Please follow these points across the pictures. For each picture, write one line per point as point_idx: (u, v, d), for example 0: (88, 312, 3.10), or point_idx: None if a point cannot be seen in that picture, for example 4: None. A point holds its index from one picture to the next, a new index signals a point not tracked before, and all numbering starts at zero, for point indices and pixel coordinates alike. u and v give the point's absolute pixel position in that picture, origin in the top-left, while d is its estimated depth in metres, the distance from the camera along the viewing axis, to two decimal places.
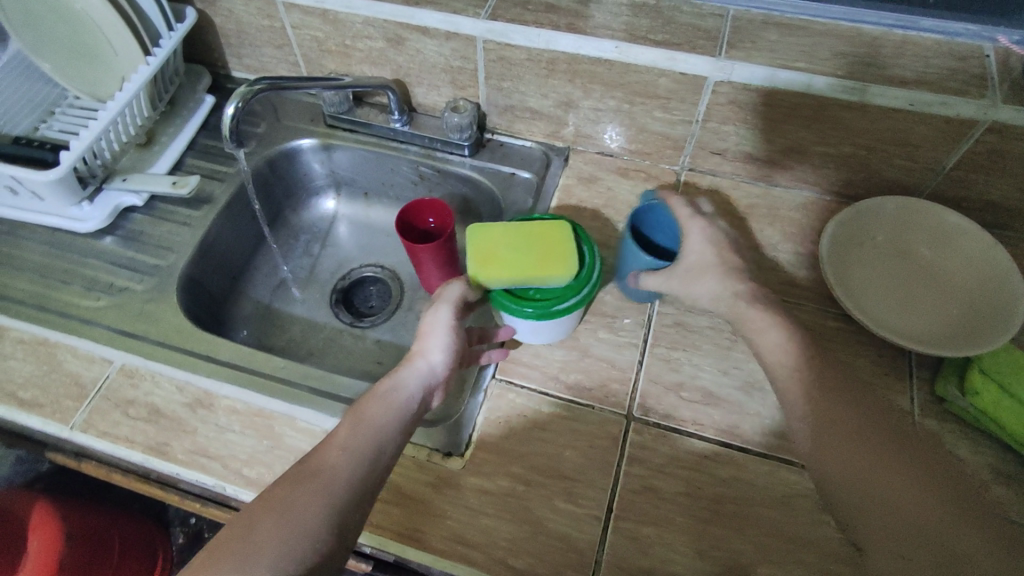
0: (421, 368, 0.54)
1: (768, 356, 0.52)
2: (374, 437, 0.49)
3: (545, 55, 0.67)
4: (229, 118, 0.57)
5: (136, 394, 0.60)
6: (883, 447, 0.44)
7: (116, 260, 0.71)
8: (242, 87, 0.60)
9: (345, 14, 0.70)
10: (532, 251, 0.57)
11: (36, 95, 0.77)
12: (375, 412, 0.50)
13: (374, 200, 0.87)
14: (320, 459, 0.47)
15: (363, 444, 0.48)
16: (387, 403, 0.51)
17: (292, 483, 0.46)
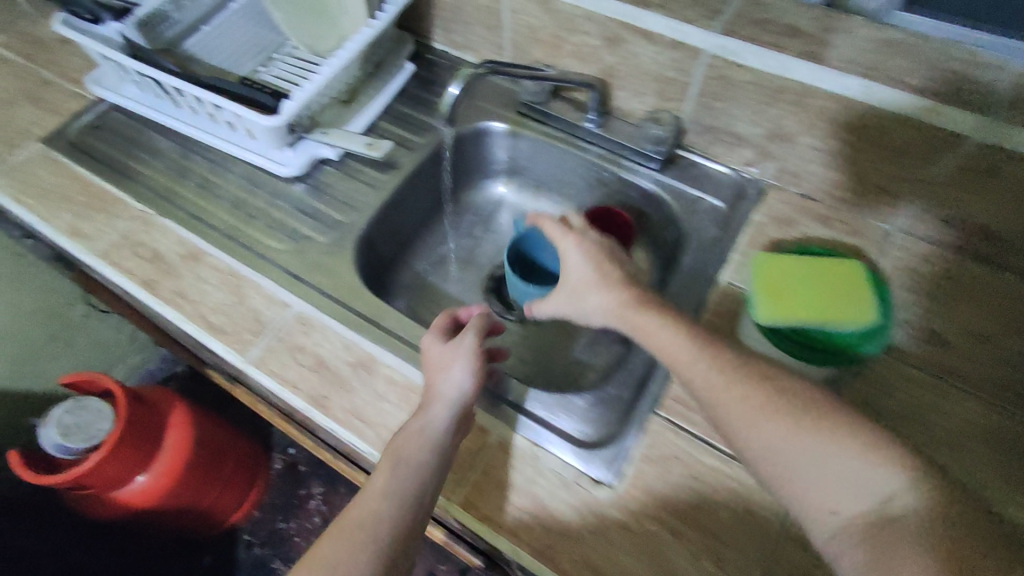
0: (447, 398, 0.54)
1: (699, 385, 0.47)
2: (406, 473, 0.51)
3: (776, 82, 0.62)
4: (449, 98, 0.58)
5: (307, 342, 0.63)
6: (768, 414, 0.43)
7: (304, 208, 0.74)
8: (469, 69, 0.60)
9: (569, 6, 0.69)
10: (818, 288, 0.53)
11: (263, 41, 0.84)
12: (424, 425, 0.53)
13: (543, 194, 0.85)
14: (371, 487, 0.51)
15: (404, 482, 0.51)
16: (432, 417, 0.54)
17: (373, 491, 0.51)
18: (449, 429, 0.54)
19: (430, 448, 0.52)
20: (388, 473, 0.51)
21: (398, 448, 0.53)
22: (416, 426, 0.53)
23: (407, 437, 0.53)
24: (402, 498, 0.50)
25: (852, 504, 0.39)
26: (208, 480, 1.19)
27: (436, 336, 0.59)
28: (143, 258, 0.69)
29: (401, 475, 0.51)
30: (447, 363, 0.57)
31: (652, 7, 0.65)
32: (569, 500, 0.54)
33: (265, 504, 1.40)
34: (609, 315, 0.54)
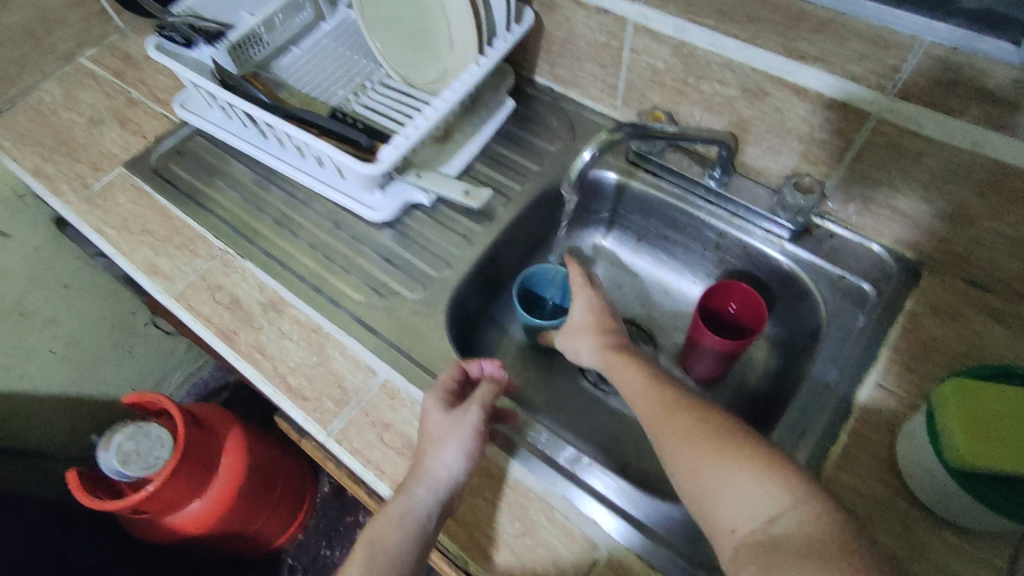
0: (435, 480, 0.49)
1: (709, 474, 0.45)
2: (398, 538, 0.48)
3: (958, 157, 0.53)
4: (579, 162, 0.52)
5: (394, 418, 0.57)
6: (699, 446, 0.45)
7: (391, 257, 0.68)
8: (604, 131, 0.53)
9: (707, 52, 0.61)
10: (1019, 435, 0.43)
11: (355, 67, 0.78)
12: (413, 500, 0.49)
13: (645, 249, 0.77)
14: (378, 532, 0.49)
15: (392, 538, 0.48)
16: (419, 490, 0.49)
17: (359, 554, 0.49)
18: (432, 507, 0.49)
19: (415, 517, 0.48)
20: (371, 533, 0.50)
21: (393, 520, 0.49)
22: (404, 494, 0.49)
23: (394, 509, 0.49)
24: (378, 568, 0.48)
25: (746, 522, 0.42)
26: (258, 507, 1.13)
27: (434, 404, 0.52)
28: (222, 303, 0.65)
29: (386, 542, 0.49)
30: (444, 438, 0.50)
31: (809, 60, 0.56)
32: None
33: (310, 527, 1.37)
34: (593, 360, 0.57)
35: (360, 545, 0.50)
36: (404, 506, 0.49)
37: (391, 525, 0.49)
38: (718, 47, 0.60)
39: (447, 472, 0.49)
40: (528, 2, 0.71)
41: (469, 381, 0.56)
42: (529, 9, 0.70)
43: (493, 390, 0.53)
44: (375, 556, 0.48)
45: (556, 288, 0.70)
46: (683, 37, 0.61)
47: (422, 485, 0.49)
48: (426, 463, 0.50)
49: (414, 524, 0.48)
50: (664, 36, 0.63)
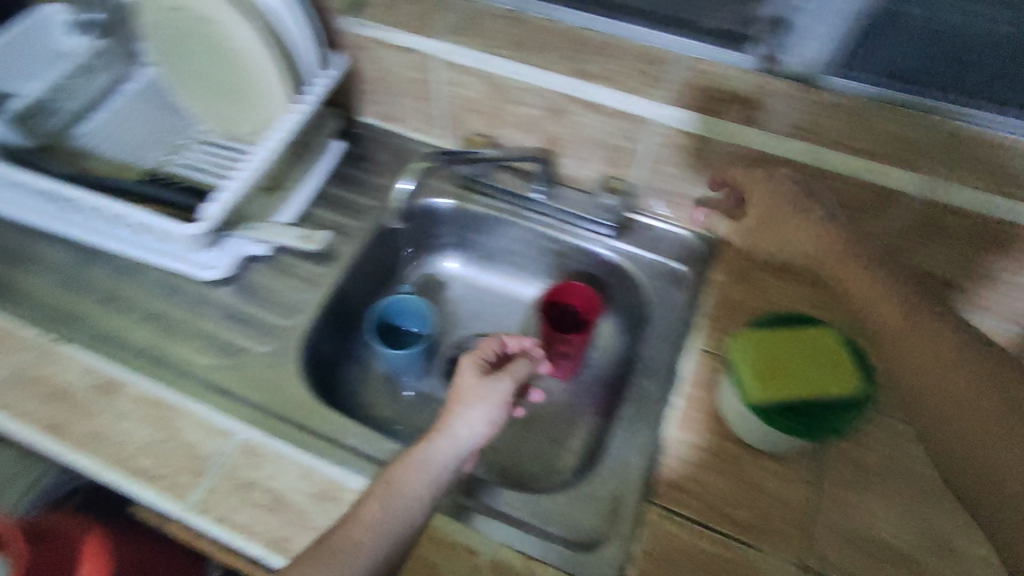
0: (458, 437, 0.51)
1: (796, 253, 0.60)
2: (422, 483, 0.48)
3: (722, 147, 0.62)
4: None
5: (258, 477, 0.55)
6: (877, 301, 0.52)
7: (235, 315, 0.66)
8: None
9: (507, 79, 0.67)
10: (816, 365, 0.54)
11: (165, 126, 0.75)
12: (435, 448, 0.50)
13: (492, 265, 0.82)
14: (392, 475, 0.48)
15: (415, 483, 0.48)
16: (443, 443, 0.50)
17: (377, 493, 0.47)
18: (445, 461, 0.50)
19: (431, 469, 0.49)
20: (391, 478, 0.48)
21: (407, 466, 0.48)
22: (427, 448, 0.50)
23: (414, 459, 0.49)
24: (393, 505, 0.46)
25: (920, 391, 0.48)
26: None
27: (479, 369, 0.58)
28: (43, 396, 0.59)
29: (400, 490, 0.47)
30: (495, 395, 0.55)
31: (594, 79, 0.64)
32: None
33: None
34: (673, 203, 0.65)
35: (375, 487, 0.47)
36: (427, 456, 0.49)
37: (410, 473, 0.48)
38: (516, 74, 0.66)
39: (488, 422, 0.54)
40: (336, 46, 0.73)
41: (506, 355, 0.62)
42: (337, 54, 0.72)
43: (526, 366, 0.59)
44: (388, 497, 0.47)
45: (402, 311, 0.71)
46: (485, 68, 0.67)
47: (444, 447, 0.50)
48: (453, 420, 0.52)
49: (428, 478, 0.48)
50: (468, 68, 0.68)
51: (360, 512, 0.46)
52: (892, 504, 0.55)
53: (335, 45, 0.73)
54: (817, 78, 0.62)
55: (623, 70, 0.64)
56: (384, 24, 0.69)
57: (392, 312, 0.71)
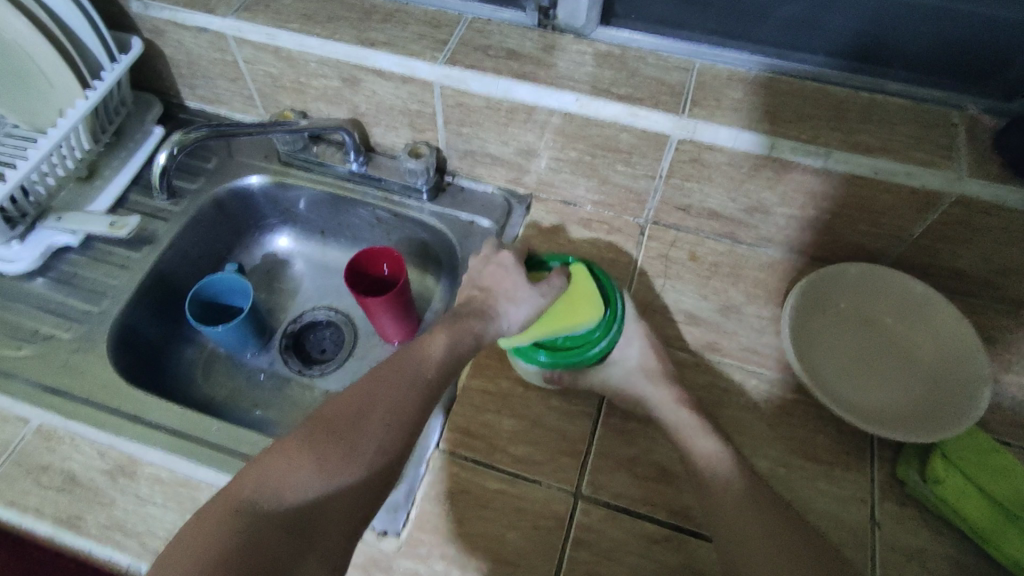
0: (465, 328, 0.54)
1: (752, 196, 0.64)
2: (402, 388, 0.50)
3: (504, 105, 0.64)
4: (159, 166, 0.60)
5: (52, 459, 0.57)
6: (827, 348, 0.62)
7: (44, 306, 0.67)
8: (178, 134, 0.62)
9: (298, 52, 0.67)
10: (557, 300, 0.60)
11: None
12: (393, 391, 0.50)
13: (330, 240, 0.83)
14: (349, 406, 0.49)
15: (391, 399, 0.49)
16: (403, 381, 0.50)
17: (308, 446, 0.46)
18: (414, 403, 0.50)
19: (398, 408, 0.49)
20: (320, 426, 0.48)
21: (358, 407, 0.48)
22: (375, 387, 0.50)
23: (371, 402, 0.49)
24: (381, 419, 0.48)
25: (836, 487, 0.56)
26: None
27: (467, 307, 0.57)
28: None
29: (362, 439, 0.47)
30: (484, 316, 0.56)
31: (378, 46, 0.65)
32: (356, 562, 0.53)
33: None
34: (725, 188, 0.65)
35: (301, 434, 0.47)
36: (380, 394, 0.49)
37: (339, 425, 0.47)
38: (305, 47, 0.66)
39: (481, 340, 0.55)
40: (135, 31, 0.73)
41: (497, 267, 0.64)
42: (134, 37, 0.72)
43: (503, 274, 0.59)
44: (351, 449, 0.46)
45: (227, 285, 0.72)
46: (274, 42, 0.67)
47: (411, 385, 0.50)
48: (422, 355, 0.52)
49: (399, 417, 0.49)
50: (260, 44, 0.68)
51: (299, 459, 0.45)
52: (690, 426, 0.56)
53: (134, 30, 0.73)
54: (589, 31, 0.65)
55: (408, 35, 0.66)
56: (174, 5, 0.69)
57: (214, 290, 0.72)
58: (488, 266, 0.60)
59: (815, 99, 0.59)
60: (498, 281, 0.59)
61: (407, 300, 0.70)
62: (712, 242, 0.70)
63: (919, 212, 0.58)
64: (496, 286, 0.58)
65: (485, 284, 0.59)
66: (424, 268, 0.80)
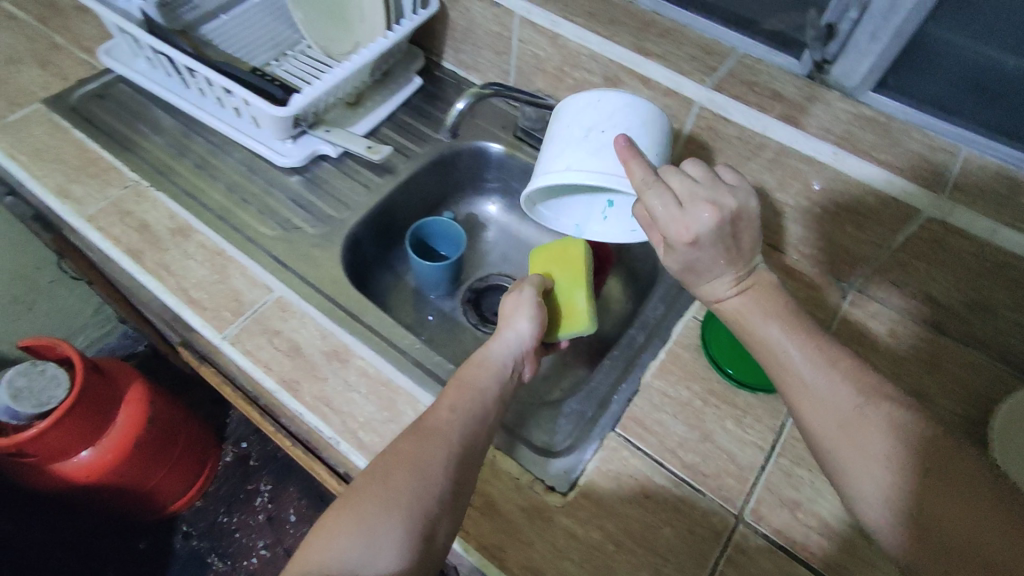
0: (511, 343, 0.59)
1: (1012, 300, 0.62)
2: (437, 444, 0.47)
3: (756, 139, 0.67)
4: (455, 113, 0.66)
5: (285, 327, 0.65)
6: None
7: (297, 200, 0.76)
8: (475, 88, 0.68)
9: (574, 44, 0.74)
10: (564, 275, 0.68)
11: (278, 37, 0.86)
12: (418, 445, 0.46)
13: (531, 217, 0.89)
14: (399, 447, 0.46)
15: (433, 446, 0.46)
16: (436, 441, 0.47)
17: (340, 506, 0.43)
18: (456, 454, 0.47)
19: (429, 468, 0.45)
20: (352, 492, 0.43)
21: (382, 469, 0.44)
22: (413, 451, 0.46)
23: (396, 463, 0.45)
24: (418, 468, 0.45)
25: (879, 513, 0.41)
26: (156, 461, 1.11)
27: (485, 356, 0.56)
28: (131, 227, 0.70)
29: (395, 494, 0.43)
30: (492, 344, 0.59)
31: (652, 56, 0.70)
32: (522, 505, 0.56)
33: (209, 493, 1.32)
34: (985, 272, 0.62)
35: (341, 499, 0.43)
36: (413, 451, 0.46)
37: (381, 469, 0.44)
38: (584, 40, 0.73)
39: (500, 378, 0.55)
40: None
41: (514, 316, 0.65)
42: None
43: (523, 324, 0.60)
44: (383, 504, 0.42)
45: (441, 229, 0.79)
46: (557, 30, 0.74)
47: (439, 444, 0.47)
48: (441, 415, 0.49)
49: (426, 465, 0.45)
50: (542, 28, 0.75)
51: (347, 510, 0.42)
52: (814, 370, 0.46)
53: None
54: (857, 93, 0.66)
55: (680, 54, 0.71)
56: None
57: (429, 230, 0.80)
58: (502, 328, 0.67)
59: None
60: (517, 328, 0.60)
61: None
62: (915, 326, 0.70)
63: None
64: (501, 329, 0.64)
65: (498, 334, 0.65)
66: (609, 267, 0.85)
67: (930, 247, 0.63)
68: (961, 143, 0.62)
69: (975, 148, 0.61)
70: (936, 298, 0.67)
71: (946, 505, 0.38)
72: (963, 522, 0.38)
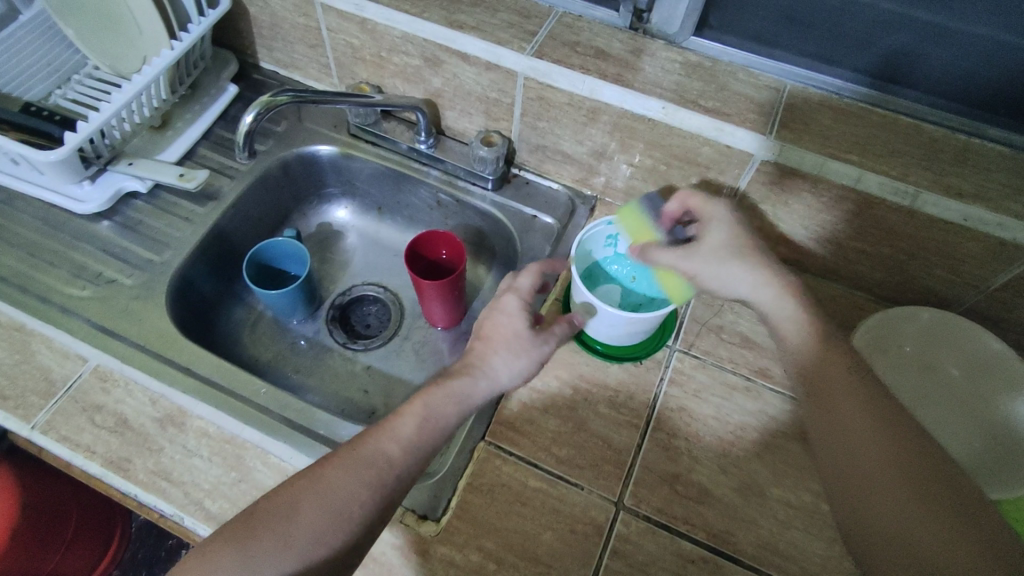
0: (489, 383, 0.50)
1: (857, 230, 0.62)
2: (325, 503, 0.42)
3: (587, 104, 0.63)
4: (246, 125, 0.59)
5: (106, 400, 0.58)
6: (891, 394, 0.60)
7: (108, 249, 0.68)
8: (266, 95, 0.60)
9: (384, 26, 0.67)
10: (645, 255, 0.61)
11: (55, 59, 0.74)
12: (306, 500, 0.42)
13: (387, 216, 0.83)
14: (281, 501, 0.42)
15: (319, 509, 0.42)
16: (324, 499, 0.42)
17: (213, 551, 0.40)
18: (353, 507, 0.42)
19: (349, 512, 0.42)
20: (257, 514, 0.41)
21: (289, 501, 0.42)
22: (293, 507, 0.42)
23: (304, 494, 0.42)
24: (291, 532, 0.41)
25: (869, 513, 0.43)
26: (48, 547, 1.01)
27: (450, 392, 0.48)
28: None
29: (303, 532, 0.41)
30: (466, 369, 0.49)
31: (466, 28, 0.64)
32: (394, 542, 0.52)
33: (126, 560, 1.24)
34: (824, 207, 0.61)
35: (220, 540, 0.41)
36: (304, 507, 0.42)
37: (263, 520, 0.41)
38: (391, 21, 0.66)
39: (460, 402, 0.48)
40: None
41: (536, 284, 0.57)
42: None
43: (510, 367, 0.51)
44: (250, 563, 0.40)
45: (280, 248, 0.72)
46: (362, 13, 0.67)
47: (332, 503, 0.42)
48: (345, 464, 0.44)
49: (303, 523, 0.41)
50: (347, 14, 0.68)
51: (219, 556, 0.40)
52: (786, 328, 0.54)
53: None
54: (679, 38, 0.64)
55: (497, 22, 0.65)
56: None
57: (269, 253, 0.73)
58: (488, 316, 0.54)
59: (909, 135, 0.57)
60: (507, 367, 0.51)
61: (461, 286, 0.70)
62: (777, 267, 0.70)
63: (1000, 264, 0.57)
64: (495, 334, 0.52)
65: (485, 332, 0.52)
66: (477, 256, 0.80)
67: (770, 188, 0.62)
68: (786, 79, 0.61)
69: (796, 81, 0.61)
70: (789, 238, 0.67)
71: (904, 507, 0.40)
72: (908, 521, 0.40)
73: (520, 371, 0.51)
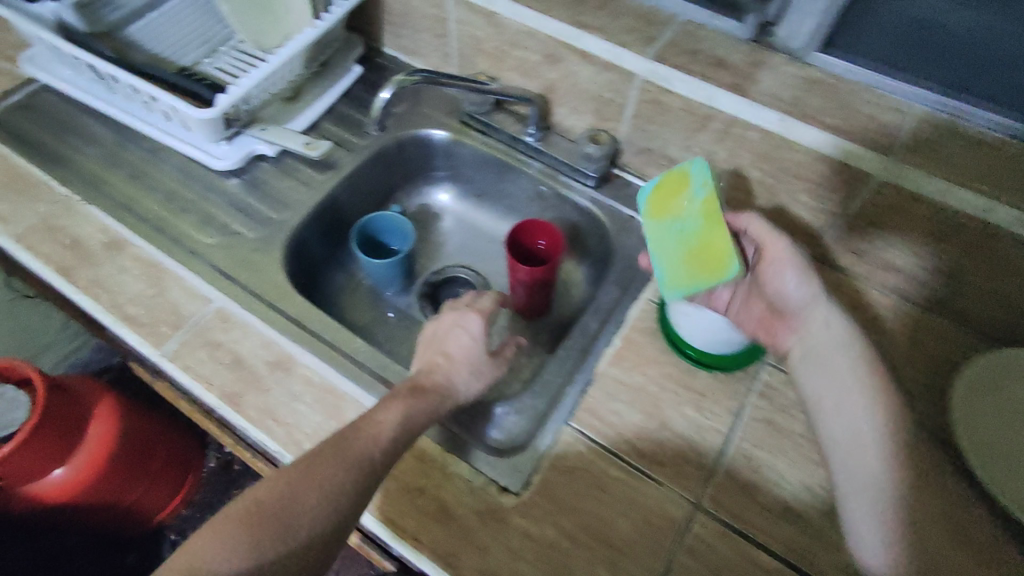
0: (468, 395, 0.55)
1: (972, 263, 0.60)
2: (321, 485, 0.43)
3: (702, 110, 0.64)
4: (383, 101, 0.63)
5: (225, 339, 0.63)
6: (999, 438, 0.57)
7: (236, 204, 0.74)
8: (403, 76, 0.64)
9: (511, 21, 0.70)
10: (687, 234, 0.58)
11: (208, 32, 0.82)
12: (303, 485, 0.43)
13: (484, 204, 0.86)
14: (271, 486, 0.43)
15: (292, 487, 0.43)
16: (320, 486, 0.43)
17: (224, 527, 0.41)
18: (346, 490, 0.44)
19: (337, 494, 0.44)
20: (265, 497, 0.42)
21: (294, 487, 0.43)
22: (278, 492, 0.43)
23: (314, 483, 0.43)
24: (290, 514, 0.42)
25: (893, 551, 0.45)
26: (135, 477, 1.09)
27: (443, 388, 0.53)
28: (62, 244, 0.68)
29: (310, 519, 0.42)
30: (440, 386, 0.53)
31: (590, 28, 0.67)
32: (475, 507, 0.55)
33: (194, 502, 1.32)
34: (941, 235, 0.60)
35: (223, 518, 0.41)
36: (305, 497, 0.43)
37: (280, 502, 0.42)
38: (519, 17, 0.69)
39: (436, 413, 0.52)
40: None
41: None
42: None
43: (471, 379, 0.55)
44: (278, 539, 0.41)
45: (385, 223, 0.77)
46: (491, 7, 0.71)
47: (323, 484, 0.43)
48: (324, 450, 0.45)
49: (303, 508, 0.42)
50: (478, 7, 0.72)
51: (232, 535, 0.40)
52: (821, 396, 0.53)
53: None
54: (803, 55, 0.63)
55: (619, 24, 0.67)
56: None
57: (375, 226, 0.77)
58: (445, 334, 0.58)
59: None
60: (465, 379, 0.55)
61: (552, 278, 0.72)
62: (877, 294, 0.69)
63: None
64: (460, 352, 0.56)
65: (448, 350, 0.56)
66: (568, 252, 0.82)
67: (885, 211, 0.61)
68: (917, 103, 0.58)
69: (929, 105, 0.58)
70: (896, 265, 0.65)
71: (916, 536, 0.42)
72: None
73: (478, 385, 0.57)
